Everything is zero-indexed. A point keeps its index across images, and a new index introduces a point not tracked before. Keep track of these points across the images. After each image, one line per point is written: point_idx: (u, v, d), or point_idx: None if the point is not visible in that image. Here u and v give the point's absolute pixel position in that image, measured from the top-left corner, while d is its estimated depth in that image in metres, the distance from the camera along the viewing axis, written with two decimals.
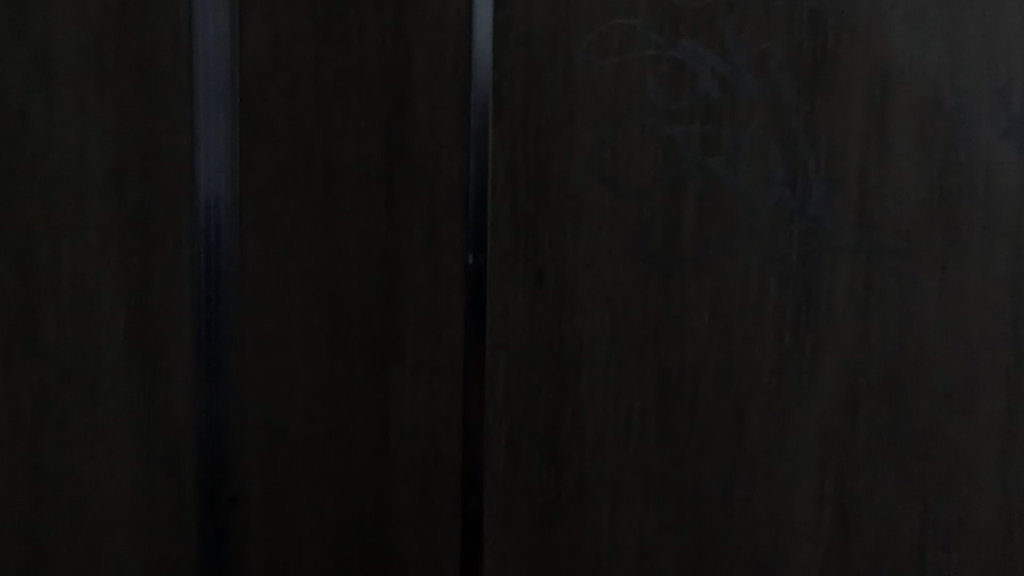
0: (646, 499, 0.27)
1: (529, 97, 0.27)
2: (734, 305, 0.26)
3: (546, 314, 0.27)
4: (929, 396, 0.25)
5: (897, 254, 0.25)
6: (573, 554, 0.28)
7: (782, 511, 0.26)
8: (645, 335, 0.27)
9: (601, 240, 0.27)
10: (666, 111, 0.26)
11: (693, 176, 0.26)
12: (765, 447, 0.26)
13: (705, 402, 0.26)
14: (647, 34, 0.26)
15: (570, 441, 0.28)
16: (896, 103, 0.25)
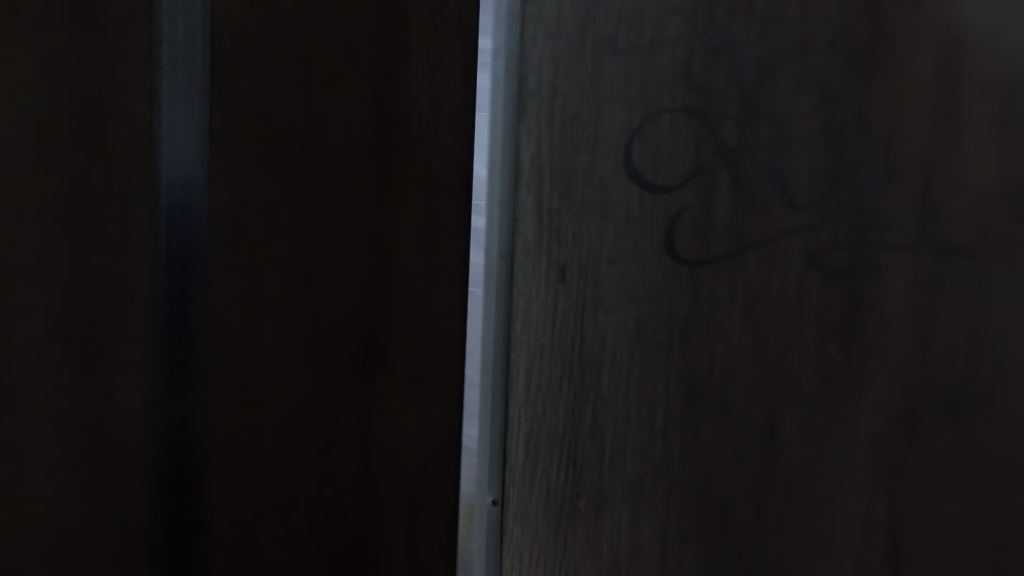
0: (670, 502, 0.27)
1: (557, 94, 0.29)
2: (769, 310, 0.25)
3: (570, 310, 0.29)
4: (1004, 421, 0.22)
5: (970, 258, 0.23)
6: (595, 540, 0.30)
7: (820, 532, 0.25)
8: (671, 336, 0.27)
9: (628, 236, 0.28)
10: (698, 99, 0.26)
11: (724, 167, 0.26)
12: (799, 461, 0.25)
13: (733, 405, 0.26)
14: (678, 19, 0.27)
15: (596, 432, 0.29)
16: (973, 81, 0.22)
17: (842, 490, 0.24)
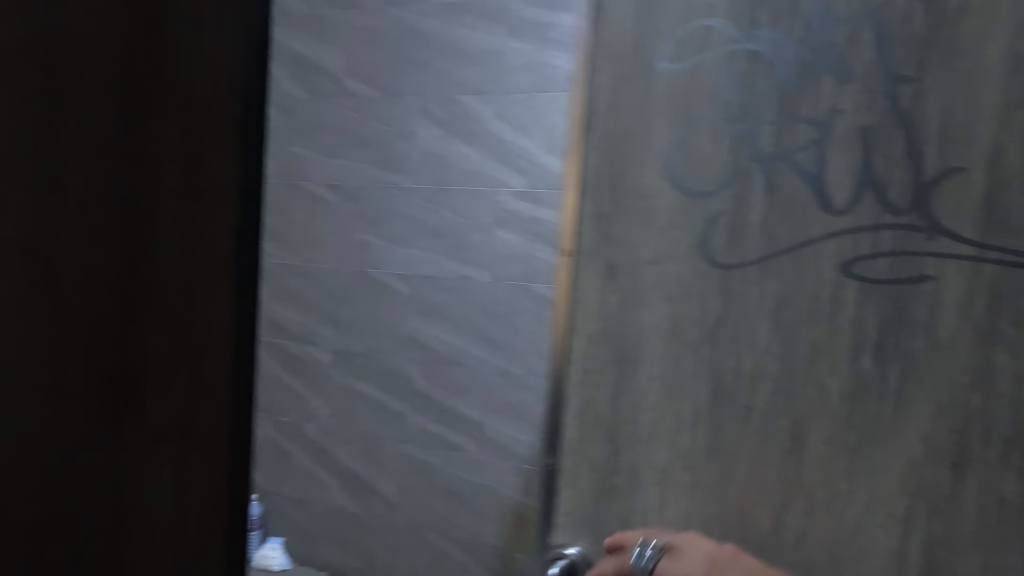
0: (669, 430, 0.56)
1: (667, 142, 0.56)
2: (725, 327, 0.54)
3: (627, 301, 0.57)
4: (833, 375, 0.51)
5: (810, 304, 0.51)
6: (624, 462, 0.58)
7: (727, 455, 0.54)
8: (692, 328, 0.55)
9: (677, 243, 0.55)
10: (748, 145, 0.53)
11: (753, 184, 0.53)
12: (734, 402, 0.54)
13: (715, 356, 0.54)
14: (734, 106, 0.53)
15: (636, 384, 0.57)
16: (868, 151, 0.49)
17: (733, 432, 0.54)
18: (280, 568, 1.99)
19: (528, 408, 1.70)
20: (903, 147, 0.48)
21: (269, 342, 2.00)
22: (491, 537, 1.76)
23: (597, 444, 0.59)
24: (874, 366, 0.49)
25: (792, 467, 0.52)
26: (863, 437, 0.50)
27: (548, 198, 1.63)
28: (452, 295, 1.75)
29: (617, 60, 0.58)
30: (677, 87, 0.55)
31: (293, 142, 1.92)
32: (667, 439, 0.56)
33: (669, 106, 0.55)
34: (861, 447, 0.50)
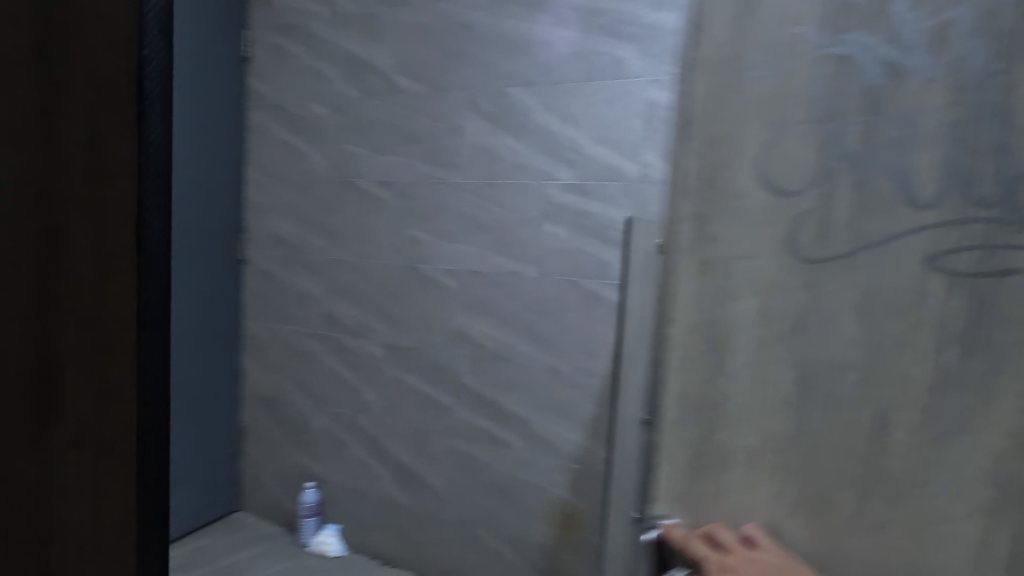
0: (758, 418, 0.59)
1: (755, 144, 0.58)
2: (812, 322, 0.56)
3: (720, 296, 0.60)
4: (916, 369, 0.52)
5: (899, 298, 0.53)
6: (713, 447, 0.62)
7: (813, 443, 0.57)
8: (779, 321, 0.58)
9: (767, 242, 0.58)
10: (835, 145, 0.55)
11: (840, 183, 0.54)
12: (821, 392, 0.56)
13: (803, 348, 0.57)
14: (822, 107, 0.55)
15: (727, 374, 0.61)
16: (954, 149, 0.50)
17: (820, 422, 0.56)
18: (336, 555, 2.08)
19: (576, 406, 1.70)
20: (987, 144, 0.49)
21: (325, 335, 2.09)
22: (538, 535, 1.79)
23: (688, 429, 0.63)
24: (957, 361, 0.51)
25: (877, 456, 0.54)
26: (945, 429, 0.51)
27: (597, 191, 1.62)
28: (500, 290, 1.78)
29: (713, 66, 0.61)
30: (771, 93, 0.58)
31: (347, 140, 1.99)
32: (761, 430, 0.59)
33: (762, 111, 0.58)
34: (944, 438, 0.52)
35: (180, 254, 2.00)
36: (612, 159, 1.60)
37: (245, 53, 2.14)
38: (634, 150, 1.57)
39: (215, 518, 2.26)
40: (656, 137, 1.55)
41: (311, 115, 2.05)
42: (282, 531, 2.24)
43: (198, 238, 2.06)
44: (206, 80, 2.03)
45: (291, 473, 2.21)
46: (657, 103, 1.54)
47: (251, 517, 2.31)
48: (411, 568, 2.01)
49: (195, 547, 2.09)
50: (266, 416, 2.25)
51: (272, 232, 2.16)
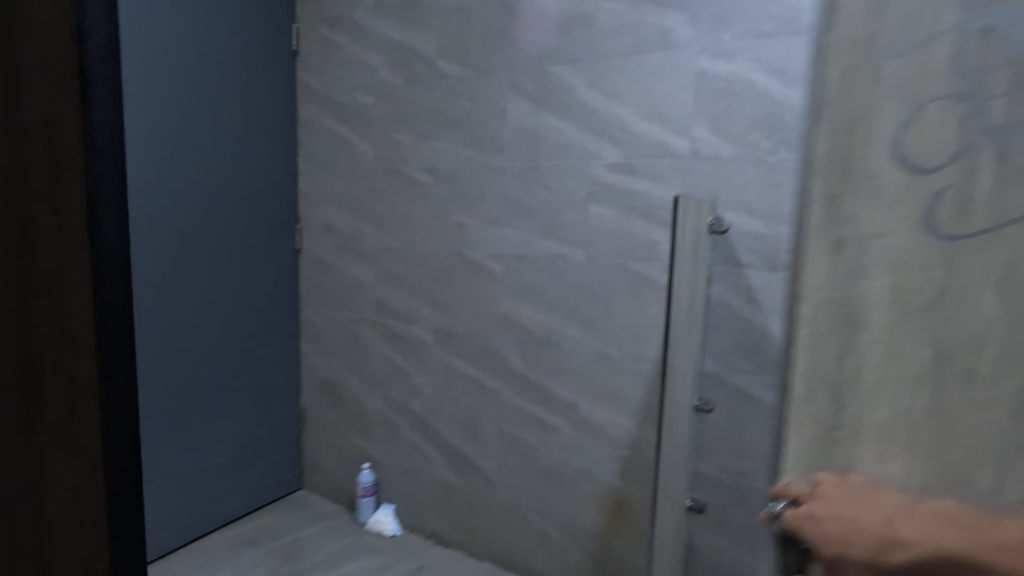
0: (901, 455, 0.40)
1: (870, 74, 0.41)
2: (972, 321, 0.38)
3: (836, 283, 0.43)
4: None
5: None
6: (845, 482, 0.42)
7: (980, 504, 0.38)
8: (922, 317, 0.40)
9: (900, 210, 0.40)
10: (984, 74, 0.37)
11: (997, 127, 0.37)
12: (985, 422, 0.38)
13: (959, 363, 0.38)
14: (967, 15, 0.38)
15: (850, 390, 0.42)
16: None
17: (983, 472, 0.38)
18: (393, 533, 2.15)
19: (625, 392, 1.66)
20: None
21: (377, 321, 2.12)
22: (589, 522, 1.77)
23: (799, 460, 0.45)
24: None
25: None
26: None
27: (645, 170, 1.56)
28: (546, 275, 1.75)
29: (846, 49, 0.42)
30: (906, 71, 0.40)
31: (393, 128, 1.99)
32: (889, 407, 0.41)
33: (898, 85, 0.40)
34: None
35: (244, 242, 2.07)
36: (660, 136, 1.53)
37: (295, 47, 2.18)
38: (683, 125, 1.50)
39: (282, 495, 2.35)
40: (707, 110, 1.46)
41: (358, 105, 2.06)
42: (342, 509, 2.31)
43: (261, 225, 2.12)
44: (261, 72, 2.08)
45: (348, 455, 2.28)
46: (706, 74, 1.45)
47: (313, 496, 2.40)
48: (464, 550, 2.04)
49: (263, 523, 2.18)
50: (324, 400, 2.31)
51: (325, 222, 2.20)
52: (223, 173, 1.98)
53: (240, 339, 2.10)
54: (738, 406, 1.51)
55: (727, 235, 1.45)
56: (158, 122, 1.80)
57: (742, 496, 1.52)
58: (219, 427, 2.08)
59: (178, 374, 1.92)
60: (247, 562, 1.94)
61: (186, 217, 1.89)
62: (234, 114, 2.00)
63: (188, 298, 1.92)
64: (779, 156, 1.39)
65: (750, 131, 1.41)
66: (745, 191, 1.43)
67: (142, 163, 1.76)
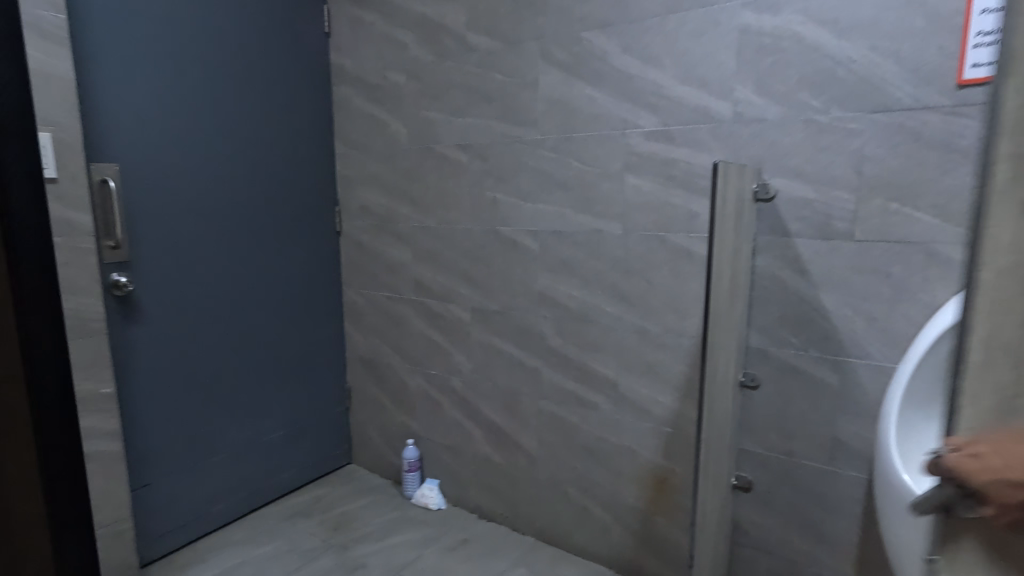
0: None
1: None
2: None
3: None
4: None
5: None
6: None
7: None
8: None
9: None
10: None
11: None
12: None
13: None
14: None
15: None
16: None
17: None
18: (438, 508, 2.16)
19: (666, 368, 1.59)
20: None
21: (416, 300, 2.11)
22: (630, 498, 1.73)
23: None
24: None
25: None
26: None
27: (683, 137, 1.45)
28: (583, 250, 1.68)
29: None
30: None
31: (425, 105, 1.94)
32: None
33: None
34: None
35: (287, 224, 2.09)
36: (699, 99, 1.42)
37: (326, 29, 2.15)
38: (724, 87, 1.38)
39: (332, 469, 2.41)
40: (750, 70, 1.34)
41: (390, 84, 2.02)
42: (389, 484, 2.34)
43: (303, 207, 2.14)
44: (296, 53, 2.05)
45: (393, 431, 2.31)
46: (749, 30, 1.33)
47: (361, 470, 2.44)
48: (506, 525, 2.03)
49: (315, 496, 2.24)
50: (369, 378, 2.33)
51: (362, 203, 2.19)
52: (265, 156, 1.99)
53: (285, 319, 2.14)
54: (786, 383, 1.41)
55: (770, 203, 1.36)
56: (207, 107, 1.81)
57: (789, 474, 1.43)
58: (273, 406, 2.13)
59: (232, 354, 1.97)
60: (301, 533, 1.99)
61: (235, 201, 1.91)
62: (273, 95, 2.00)
63: (240, 281, 1.96)
64: (829, 116, 1.26)
65: (798, 89, 1.29)
66: (793, 154, 1.32)
67: (192, 148, 1.78)
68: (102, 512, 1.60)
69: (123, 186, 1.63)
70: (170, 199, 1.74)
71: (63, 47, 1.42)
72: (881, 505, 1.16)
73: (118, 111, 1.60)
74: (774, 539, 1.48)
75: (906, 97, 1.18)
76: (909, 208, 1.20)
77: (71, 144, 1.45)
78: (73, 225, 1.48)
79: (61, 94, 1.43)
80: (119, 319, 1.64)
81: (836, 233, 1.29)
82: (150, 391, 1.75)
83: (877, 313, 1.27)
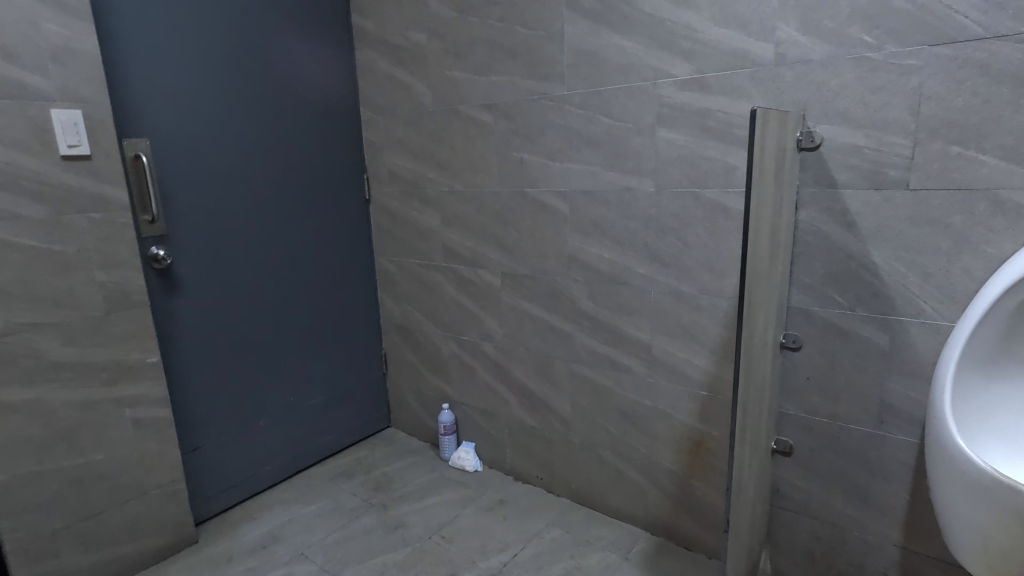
0: None
1: None
2: None
3: None
4: None
5: None
6: None
7: None
8: None
9: None
10: None
11: None
12: None
13: None
14: None
15: None
16: None
17: None
18: (474, 469, 2.16)
19: (702, 330, 1.50)
20: None
21: (446, 267, 2.06)
22: (666, 461, 1.67)
23: None
24: None
25: None
26: None
27: (719, 85, 1.32)
28: (614, 210, 1.58)
29: None
30: None
31: (448, 65, 1.85)
32: None
33: None
34: None
35: (318, 191, 2.06)
36: (737, 42, 1.28)
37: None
38: (766, 26, 1.24)
39: (371, 432, 2.44)
40: (795, 5, 1.19)
41: (412, 44, 1.93)
42: (426, 446, 2.36)
43: (334, 172, 2.10)
44: (316, 12, 1.97)
45: (428, 396, 2.30)
46: None
47: (400, 433, 2.46)
48: (541, 486, 2.01)
49: (356, 458, 2.27)
50: (403, 344, 2.32)
51: (389, 169, 2.13)
52: (293, 122, 1.94)
53: (321, 287, 2.13)
54: (832, 345, 1.30)
55: (814, 152, 1.23)
56: (234, 74, 1.76)
57: (834, 439, 1.34)
58: (313, 372, 2.15)
59: (271, 322, 1.98)
60: (345, 493, 2.03)
61: (266, 170, 1.88)
62: (298, 58, 1.92)
63: (276, 250, 1.95)
64: (885, 53, 1.11)
65: (849, 24, 1.14)
66: (842, 97, 1.17)
67: (219, 117, 1.74)
68: (157, 473, 1.63)
69: (155, 157, 1.61)
70: (201, 170, 1.72)
71: (87, 22, 1.36)
72: (931, 471, 1.07)
73: (145, 82, 1.56)
74: (815, 503, 1.40)
75: (973, 25, 1.02)
76: (973, 151, 1.06)
77: (103, 121, 1.41)
78: (110, 202, 1.44)
79: (90, 69, 1.37)
80: (161, 291, 1.66)
81: (888, 181, 1.15)
82: (195, 364, 1.78)
83: (933, 268, 1.14)
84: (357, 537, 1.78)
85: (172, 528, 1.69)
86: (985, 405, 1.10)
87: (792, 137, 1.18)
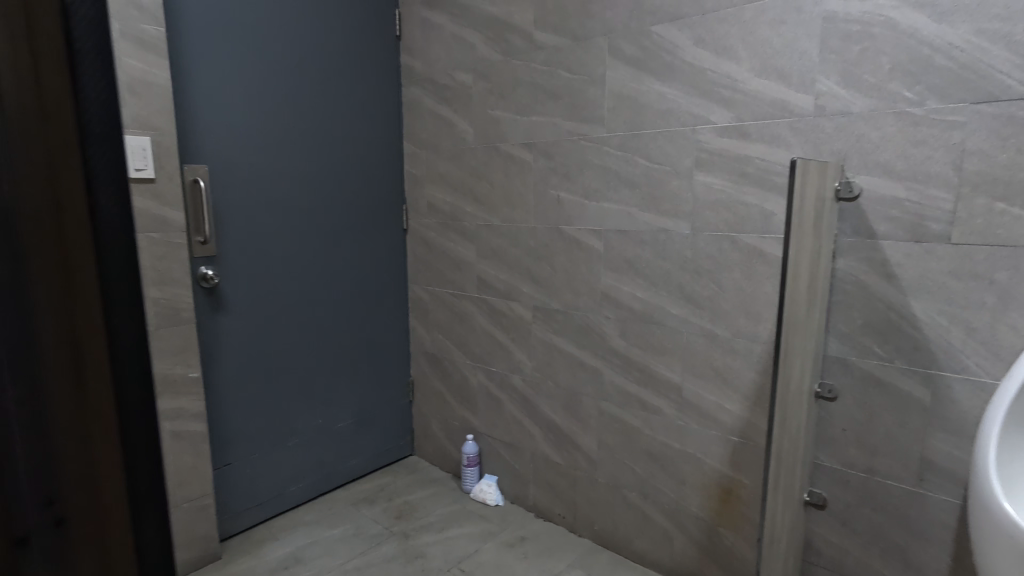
0: None
1: None
2: None
3: None
4: None
5: None
6: None
7: None
8: None
9: None
10: None
11: None
12: None
13: None
14: None
15: None
16: None
17: None
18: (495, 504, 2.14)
19: (735, 374, 1.52)
20: None
21: (479, 297, 2.12)
22: (694, 507, 1.66)
23: None
24: None
25: None
26: None
27: (758, 132, 1.37)
28: (649, 250, 1.63)
29: None
30: None
31: (492, 104, 1.94)
32: None
33: None
34: None
35: (359, 220, 2.15)
36: (777, 92, 1.33)
37: (398, 33, 2.19)
38: (806, 79, 1.29)
39: (395, 460, 2.47)
40: (836, 59, 1.24)
41: (458, 84, 2.04)
42: (448, 476, 2.37)
43: (377, 202, 2.20)
44: (365, 56, 2.09)
45: (454, 425, 2.34)
46: (836, 17, 1.23)
47: (423, 462, 2.49)
48: (564, 525, 2.01)
49: (379, 483, 2.30)
50: (432, 371, 2.38)
51: (429, 202, 2.23)
52: (340, 156, 2.06)
53: (355, 314, 2.20)
54: (868, 394, 1.30)
55: (853, 202, 1.26)
56: (288, 107, 1.89)
57: (871, 494, 1.32)
58: (343, 392, 2.21)
59: (306, 343, 2.05)
60: (366, 518, 2.05)
61: (312, 198, 1.99)
62: (350, 100, 2.06)
63: (315, 275, 2.04)
64: (927, 107, 1.15)
65: (890, 78, 1.19)
66: (882, 149, 1.21)
67: (274, 149, 1.87)
68: (188, 487, 1.70)
69: (211, 183, 1.73)
70: (251, 195, 1.82)
71: (162, 57, 1.51)
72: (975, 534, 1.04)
73: (208, 112, 1.69)
74: (850, 561, 1.38)
75: (1018, 84, 1.06)
76: (1020, 208, 1.08)
77: (167, 147, 1.54)
78: (167, 223, 1.56)
79: (161, 102, 1.52)
80: (206, 306, 1.75)
81: (930, 235, 1.18)
82: (230, 378, 1.86)
83: (977, 324, 1.15)
84: (377, 564, 1.80)
85: (198, 542, 1.75)
86: (1015, 459, 1.09)
87: (831, 188, 1.22)
